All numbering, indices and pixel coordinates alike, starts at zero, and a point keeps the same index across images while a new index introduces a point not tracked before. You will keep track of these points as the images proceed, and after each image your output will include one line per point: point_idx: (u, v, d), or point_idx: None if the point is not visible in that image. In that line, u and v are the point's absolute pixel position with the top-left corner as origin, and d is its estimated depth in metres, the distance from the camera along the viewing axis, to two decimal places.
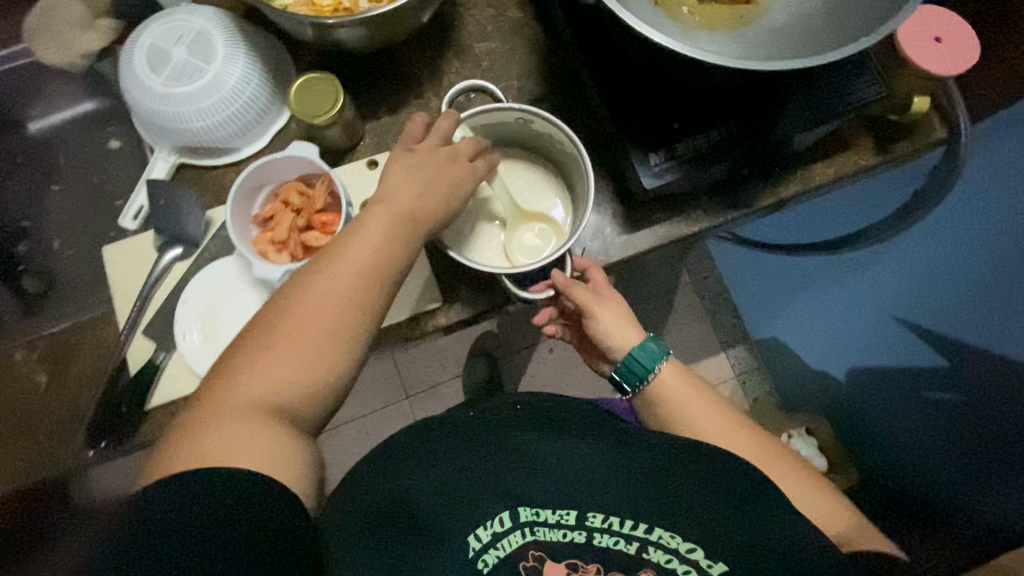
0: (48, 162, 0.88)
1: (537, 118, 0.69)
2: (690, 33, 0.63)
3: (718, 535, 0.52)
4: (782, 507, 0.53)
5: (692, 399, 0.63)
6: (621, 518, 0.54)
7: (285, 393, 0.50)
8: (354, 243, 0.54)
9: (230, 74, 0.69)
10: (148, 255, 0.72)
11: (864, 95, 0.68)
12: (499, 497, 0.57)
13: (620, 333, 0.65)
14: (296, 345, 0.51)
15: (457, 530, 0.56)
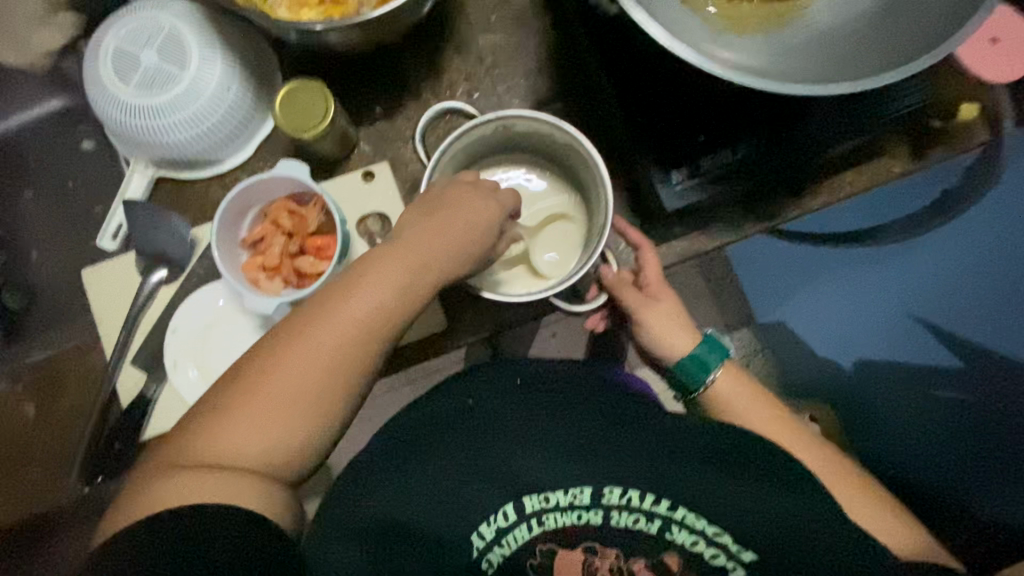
0: (15, 164, 0.80)
1: (522, 119, 0.61)
2: (722, 39, 0.56)
3: (744, 516, 0.51)
4: (814, 491, 0.51)
5: (753, 402, 0.59)
6: (638, 497, 0.53)
7: (275, 436, 0.41)
8: (365, 271, 0.43)
9: (207, 79, 0.62)
10: (130, 279, 0.67)
11: (908, 103, 0.63)
12: (507, 482, 0.54)
13: (672, 333, 0.62)
14: (298, 384, 0.41)
15: (465, 517, 0.53)
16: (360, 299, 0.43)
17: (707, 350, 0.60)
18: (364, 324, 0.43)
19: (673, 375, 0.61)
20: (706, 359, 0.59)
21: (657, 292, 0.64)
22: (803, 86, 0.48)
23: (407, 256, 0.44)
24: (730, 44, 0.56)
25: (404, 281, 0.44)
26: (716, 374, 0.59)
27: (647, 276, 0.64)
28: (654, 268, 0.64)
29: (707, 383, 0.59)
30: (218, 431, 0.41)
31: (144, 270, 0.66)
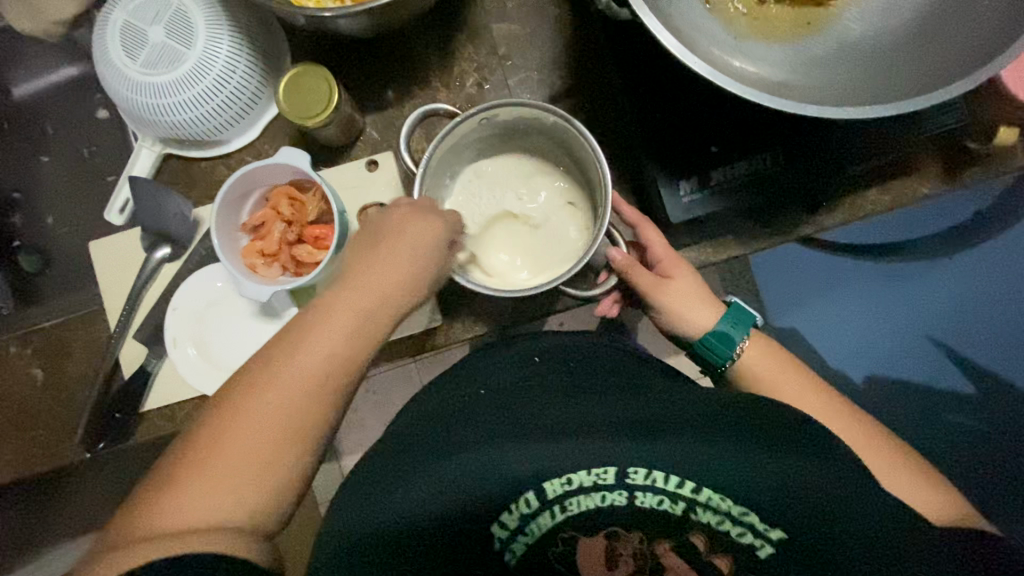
0: (32, 129, 0.79)
1: (510, 105, 0.57)
2: (744, 48, 0.54)
3: (779, 493, 0.45)
4: (842, 457, 0.46)
5: (779, 377, 0.56)
6: (665, 476, 0.46)
7: (238, 490, 0.40)
8: (322, 326, 0.44)
9: (213, 60, 0.61)
10: (135, 254, 0.68)
11: (944, 123, 0.60)
12: (516, 464, 0.46)
13: (692, 315, 0.57)
14: (253, 434, 0.41)
15: (477, 493, 0.46)
16: (318, 347, 0.44)
17: (730, 323, 0.56)
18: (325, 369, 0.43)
19: (697, 352, 0.58)
20: (729, 332, 0.56)
21: (670, 269, 0.59)
22: (816, 109, 0.46)
23: (359, 304, 0.45)
24: (751, 54, 0.53)
25: (358, 325, 0.45)
26: (742, 345, 0.56)
27: (658, 255, 0.60)
28: (660, 246, 0.60)
29: (733, 357, 0.56)
30: (186, 489, 0.39)
31: (147, 246, 0.67)
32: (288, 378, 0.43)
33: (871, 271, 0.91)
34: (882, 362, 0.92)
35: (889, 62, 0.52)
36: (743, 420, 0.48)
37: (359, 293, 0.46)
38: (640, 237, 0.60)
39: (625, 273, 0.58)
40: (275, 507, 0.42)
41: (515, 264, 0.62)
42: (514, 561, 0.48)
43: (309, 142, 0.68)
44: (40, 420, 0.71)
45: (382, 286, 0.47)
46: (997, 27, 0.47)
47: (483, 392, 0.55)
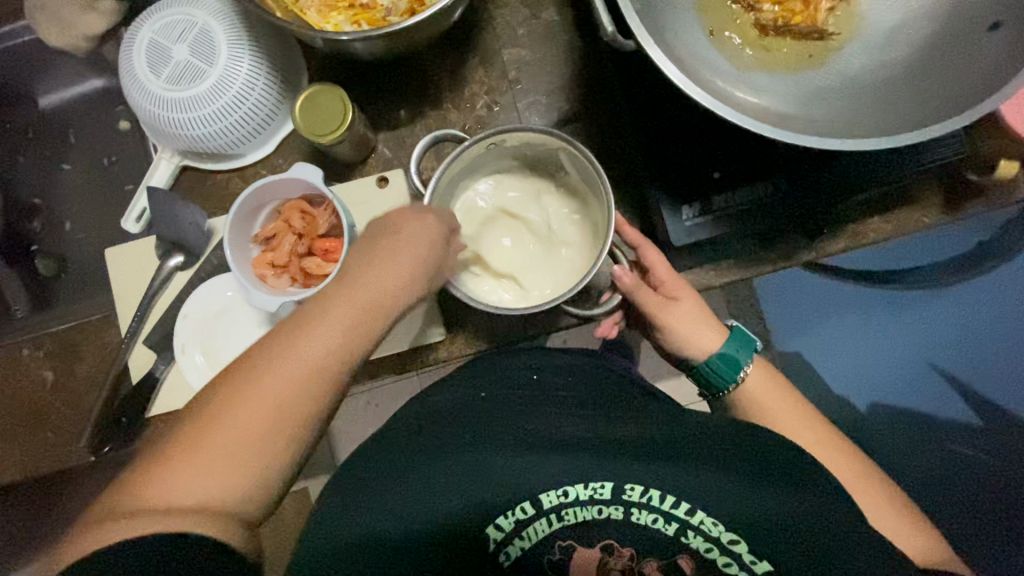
0: (58, 138, 0.82)
1: (517, 132, 0.58)
2: (747, 79, 0.55)
3: (768, 521, 0.44)
4: (836, 497, 0.45)
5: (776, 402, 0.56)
6: (659, 494, 0.45)
7: (238, 470, 0.36)
8: (327, 308, 0.40)
9: (233, 77, 0.63)
10: (149, 261, 0.70)
11: (943, 155, 0.61)
12: (517, 474, 0.47)
13: (693, 336, 0.58)
14: (247, 422, 0.37)
15: (476, 501, 0.47)
16: (313, 336, 0.39)
17: (735, 346, 0.57)
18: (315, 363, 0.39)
19: (700, 374, 0.58)
20: (734, 355, 0.57)
21: (676, 289, 0.59)
22: (814, 139, 0.47)
23: (355, 295, 0.41)
24: (753, 85, 0.55)
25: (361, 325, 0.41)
26: (745, 370, 0.56)
27: (660, 276, 0.60)
28: (661, 265, 0.60)
29: (739, 380, 0.56)
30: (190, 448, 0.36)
31: (160, 254, 0.69)
32: (275, 373, 0.38)
33: (874, 298, 0.91)
34: (882, 390, 0.91)
35: (889, 97, 0.53)
36: (745, 445, 0.48)
37: (356, 289, 0.41)
38: (642, 257, 0.60)
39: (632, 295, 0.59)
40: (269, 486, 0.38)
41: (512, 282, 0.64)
42: (507, 563, 0.47)
43: (322, 158, 0.70)
44: (48, 421, 0.72)
45: (387, 286, 0.42)
46: (995, 65, 0.48)
47: (484, 399, 0.56)
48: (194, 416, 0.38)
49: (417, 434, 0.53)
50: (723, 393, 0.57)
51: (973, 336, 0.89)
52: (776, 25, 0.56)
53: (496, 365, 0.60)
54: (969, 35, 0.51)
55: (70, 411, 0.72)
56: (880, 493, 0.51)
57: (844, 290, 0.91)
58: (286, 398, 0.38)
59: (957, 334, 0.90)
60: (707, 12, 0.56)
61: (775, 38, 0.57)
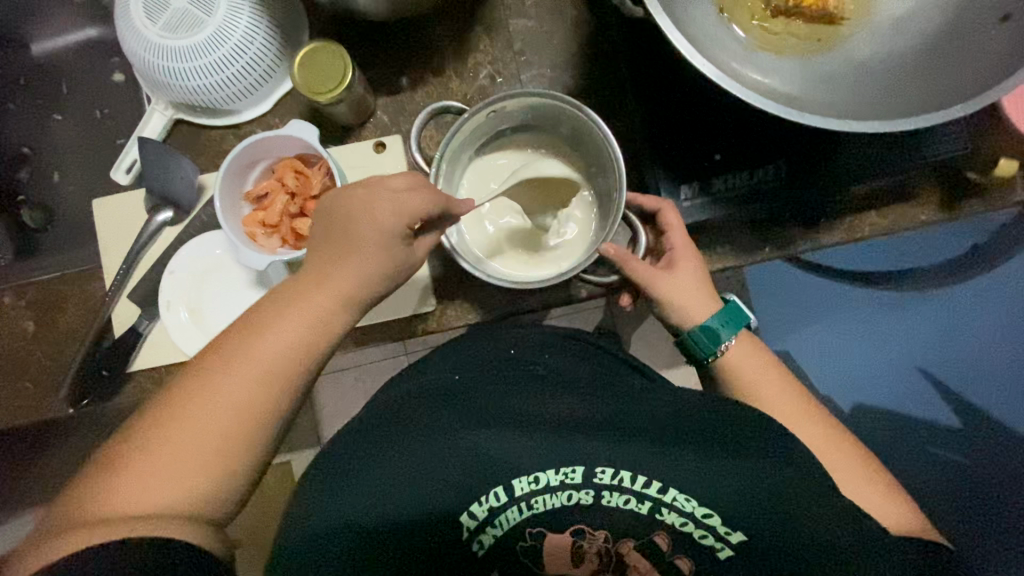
0: (50, 87, 0.80)
1: (520, 96, 0.58)
2: (754, 58, 0.54)
3: (736, 494, 0.44)
4: (796, 458, 0.45)
5: (765, 393, 0.54)
6: (631, 475, 0.45)
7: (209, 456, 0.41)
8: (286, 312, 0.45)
9: (232, 29, 0.62)
10: (138, 215, 0.69)
11: (942, 150, 0.61)
12: (487, 465, 0.46)
13: (687, 304, 0.56)
14: (216, 413, 0.42)
15: (445, 490, 0.46)
16: (265, 349, 0.44)
17: (722, 321, 0.55)
18: (253, 393, 0.43)
19: (684, 344, 0.56)
20: (719, 330, 0.55)
21: (678, 261, 0.57)
22: (820, 119, 0.46)
23: (313, 303, 0.45)
24: (760, 65, 0.54)
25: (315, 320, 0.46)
26: (727, 344, 0.55)
27: (674, 240, 0.58)
28: (678, 234, 0.58)
29: (718, 354, 0.55)
30: (131, 486, 0.39)
31: (149, 208, 0.67)
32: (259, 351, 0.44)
33: (862, 298, 0.91)
34: (867, 389, 0.91)
35: (894, 83, 0.52)
36: (720, 421, 0.48)
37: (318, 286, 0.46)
38: (662, 221, 0.59)
39: (623, 267, 0.56)
40: (229, 484, 0.42)
41: (520, 240, 0.64)
42: (482, 552, 0.47)
43: (319, 120, 0.69)
44: (27, 372, 0.71)
45: (346, 281, 0.46)
46: (1003, 54, 0.48)
47: (459, 377, 0.55)
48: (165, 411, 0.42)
49: (390, 416, 0.51)
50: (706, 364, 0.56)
51: (958, 337, 0.90)
52: (787, 6, 0.55)
53: (475, 347, 0.60)
54: (978, 26, 0.51)
55: (48, 364, 0.71)
56: (846, 463, 0.51)
57: (836, 288, 0.91)
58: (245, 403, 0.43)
59: (946, 332, 0.90)
60: None
61: (786, 20, 0.56)
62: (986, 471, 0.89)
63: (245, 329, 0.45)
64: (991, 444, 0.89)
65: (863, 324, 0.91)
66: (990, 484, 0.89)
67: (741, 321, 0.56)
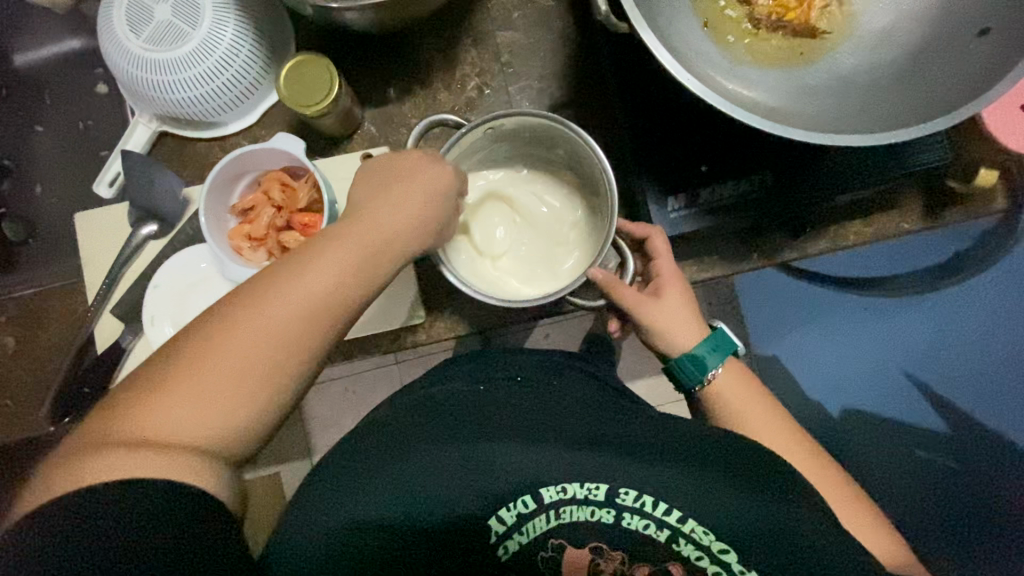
0: (30, 98, 0.79)
1: (518, 115, 0.57)
2: (738, 71, 0.55)
3: (756, 530, 0.43)
4: (813, 503, 0.45)
5: (753, 407, 0.55)
6: (654, 501, 0.45)
7: (224, 400, 0.36)
8: (325, 254, 0.40)
9: (217, 42, 0.61)
10: (121, 228, 0.68)
11: (924, 161, 0.61)
12: (520, 472, 0.45)
13: (675, 325, 0.56)
14: (244, 352, 0.37)
15: (471, 498, 0.45)
16: (301, 292, 0.38)
17: (708, 348, 0.55)
18: (286, 332, 0.38)
19: (670, 370, 0.57)
20: (705, 358, 0.55)
21: (665, 287, 0.57)
22: (804, 133, 0.47)
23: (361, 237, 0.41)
24: (745, 78, 0.55)
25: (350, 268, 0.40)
26: (713, 373, 0.55)
27: (661, 267, 0.58)
28: (667, 265, 0.58)
29: (704, 382, 0.55)
30: (146, 416, 0.35)
31: (133, 222, 0.67)
32: (294, 298, 0.38)
33: (850, 304, 0.92)
34: (857, 396, 0.92)
35: (876, 96, 0.53)
36: (747, 457, 0.47)
37: (366, 230, 0.42)
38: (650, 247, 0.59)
39: (610, 291, 0.56)
40: (246, 435, 0.38)
41: (515, 257, 0.64)
42: (505, 558, 0.46)
43: (306, 132, 0.69)
44: (9, 389, 0.70)
45: (381, 227, 0.43)
46: (983, 68, 0.49)
47: (485, 389, 0.54)
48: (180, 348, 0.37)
49: (396, 426, 0.50)
50: (690, 391, 0.57)
51: (944, 343, 0.91)
52: (770, 20, 0.56)
53: (491, 363, 0.60)
54: (958, 40, 0.52)
55: (31, 380, 0.70)
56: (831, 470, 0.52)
57: (824, 296, 0.92)
58: (272, 344, 0.37)
59: (933, 339, 0.91)
60: (702, 3, 0.56)
61: (770, 33, 0.56)
62: (972, 475, 0.90)
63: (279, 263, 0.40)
64: (977, 448, 0.90)
65: (853, 333, 0.92)
66: (978, 488, 0.90)
67: (727, 352, 0.56)
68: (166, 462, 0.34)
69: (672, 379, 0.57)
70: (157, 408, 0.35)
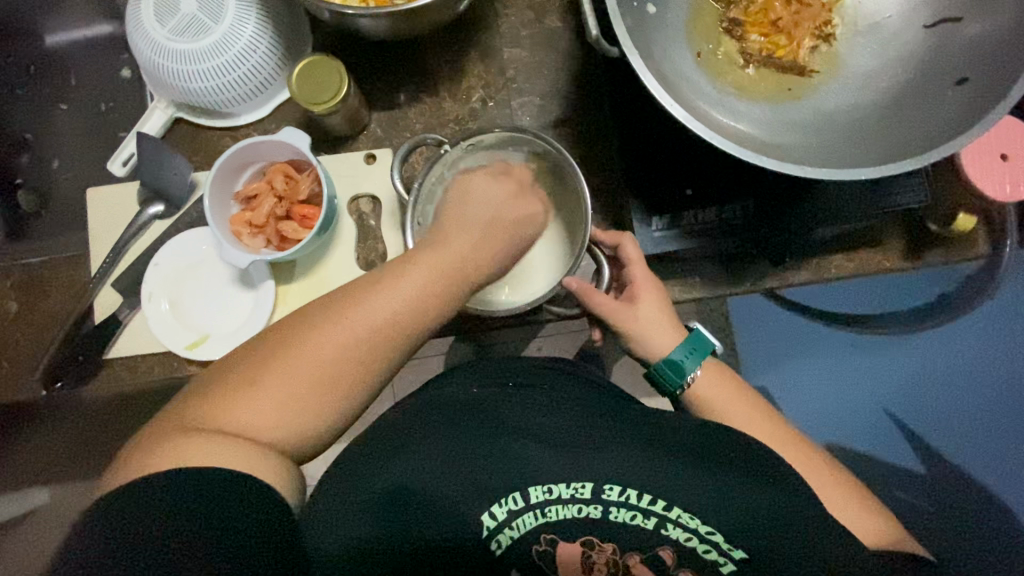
0: (57, 78, 0.82)
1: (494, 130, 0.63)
2: (726, 102, 0.58)
3: (737, 516, 0.45)
4: (793, 483, 0.46)
5: (736, 414, 0.55)
6: (638, 493, 0.46)
7: (300, 408, 0.41)
8: (399, 283, 0.45)
9: (236, 37, 0.65)
10: (129, 207, 0.71)
11: (907, 201, 0.63)
12: (506, 471, 0.47)
13: (651, 333, 0.57)
14: (316, 360, 0.41)
15: (459, 495, 0.47)
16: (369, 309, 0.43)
17: (686, 351, 0.56)
18: (359, 342, 0.42)
19: (651, 376, 0.58)
20: (683, 362, 0.56)
21: (640, 292, 0.59)
22: (779, 164, 0.49)
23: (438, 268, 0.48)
24: (731, 109, 0.57)
25: (436, 290, 0.46)
26: (693, 376, 0.56)
27: (635, 272, 0.59)
28: (641, 269, 0.59)
29: (685, 386, 0.56)
30: (224, 412, 0.39)
31: (141, 201, 0.70)
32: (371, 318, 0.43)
33: (839, 340, 0.92)
34: (845, 432, 0.92)
35: (855, 135, 0.56)
36: (725, 451, 0.48)
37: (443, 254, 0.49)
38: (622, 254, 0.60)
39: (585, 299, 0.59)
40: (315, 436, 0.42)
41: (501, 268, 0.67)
42: (499, 553, 0.47)
43: (314, 128, 0.72)
44: (8, 350, 0.72)
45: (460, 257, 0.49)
46: (958, 114, 0.51)
47: (474, 391, 0.55)
48: (252, 361, 0.42)
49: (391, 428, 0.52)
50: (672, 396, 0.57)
51: (927, 384, 0.91)
52: (761, 56, 0.59)
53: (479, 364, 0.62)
54: (937, 88, 0.54)
55: (30, 344, 0.73)
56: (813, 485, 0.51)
57: (824, 331, 0.91)
58: (347, 357, 0.42)
59: (916, 377, 0.91)
60: (697, 36, 0.59)
61: (760, 68, 0.59)
62: (948, 518, 0.90)
63: (350, 296, 0.44)
64: (953, 490, 0.91)
65: (845, 371, 0.92)
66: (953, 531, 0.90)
67: (706, 352, 0.57)
68: (249, 454, 0.38)
69: (654, 384, 0.58)
70: (246, 402, 0.40)
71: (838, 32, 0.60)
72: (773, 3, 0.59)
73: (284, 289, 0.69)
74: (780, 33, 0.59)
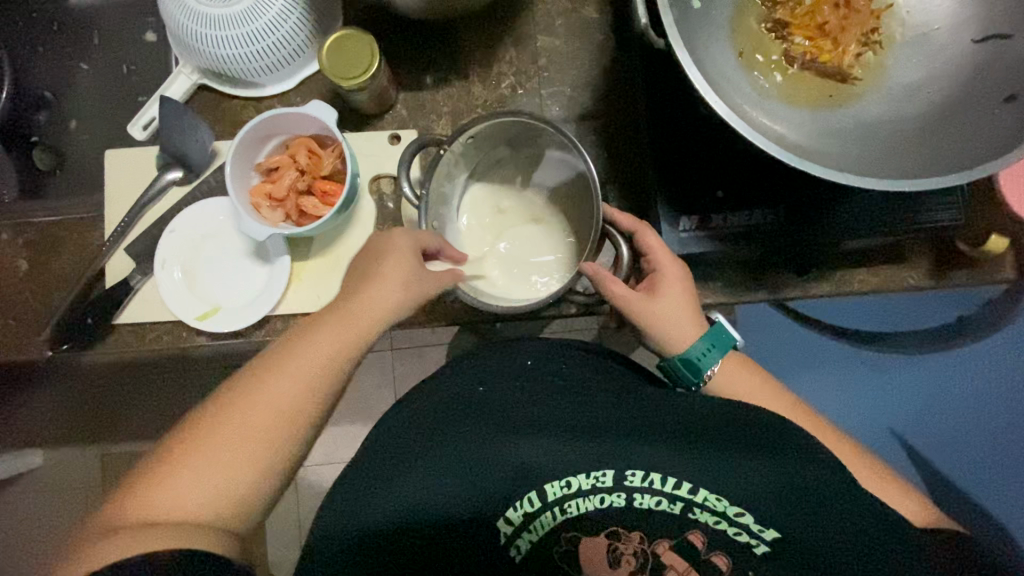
0: (81, 37, 0.81)
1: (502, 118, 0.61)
2: (767, 104, 0.56)
3: (763, 491, 0.46)
4: (824, 465, 0.46)
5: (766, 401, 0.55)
6: (661, 477, 0.47)
7: (240, 468, 0.43)
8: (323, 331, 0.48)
9: (269, 5, 0.63)
10: (147, 172, 0.70)
11: (941, 217, 0.62)
12: (526, 469, 0.48)
13: (673, 328, 0.55)
14: (252, 424, 0.44)
15: (474, 499, 0.49)
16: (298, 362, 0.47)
17: (706, 346, 0.55)
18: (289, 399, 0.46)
19: (667, 368, 0.57)
20: (700, 358, 0.55)
21: (662, 283, 0.56)
22: (821, 169, 0.48)
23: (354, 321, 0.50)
24: (771, 111, 0.56)
25: (349, 342, 0.48)
26: (711, 370, 0.55)
27: (654, 260, 0.57)
28: (661, 253, 0.57)
29: (701, 380, 0.56)
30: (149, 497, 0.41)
31: (159, 167, 0.68)
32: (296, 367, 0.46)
33: (850, 357, 0.93)
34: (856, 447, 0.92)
35: (896, 147, 0.54)
36: (750, 430, 0.48)
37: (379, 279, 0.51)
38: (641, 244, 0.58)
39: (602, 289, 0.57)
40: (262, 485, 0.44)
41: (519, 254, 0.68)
42: (518, 558, 0.49)
43: (339, 104, 0.70)
44: (13, 309, 0.71)
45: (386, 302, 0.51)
46: (1006, 128, 0.50)
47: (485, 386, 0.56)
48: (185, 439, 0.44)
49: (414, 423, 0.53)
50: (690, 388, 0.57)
51: (936, 403, 0.91)
52: (804, 60, 0.57)
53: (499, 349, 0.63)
54: (984, 103, 0.53)
55: (36, 304, 0.72)
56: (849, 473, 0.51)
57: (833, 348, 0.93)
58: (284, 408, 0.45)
59: (929, 398, 0.91)
60: (741, 36, 0.58)
61: (802, 71, 0.58)
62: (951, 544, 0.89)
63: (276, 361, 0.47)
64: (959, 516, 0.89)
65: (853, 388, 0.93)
66: None
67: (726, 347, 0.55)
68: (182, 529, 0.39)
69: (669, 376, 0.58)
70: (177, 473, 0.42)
71: (885, 40, 0.58)
72: (820, 7, 0.58)
73: (299, 264, 0.68)
74: (826, 38, 0.58)
